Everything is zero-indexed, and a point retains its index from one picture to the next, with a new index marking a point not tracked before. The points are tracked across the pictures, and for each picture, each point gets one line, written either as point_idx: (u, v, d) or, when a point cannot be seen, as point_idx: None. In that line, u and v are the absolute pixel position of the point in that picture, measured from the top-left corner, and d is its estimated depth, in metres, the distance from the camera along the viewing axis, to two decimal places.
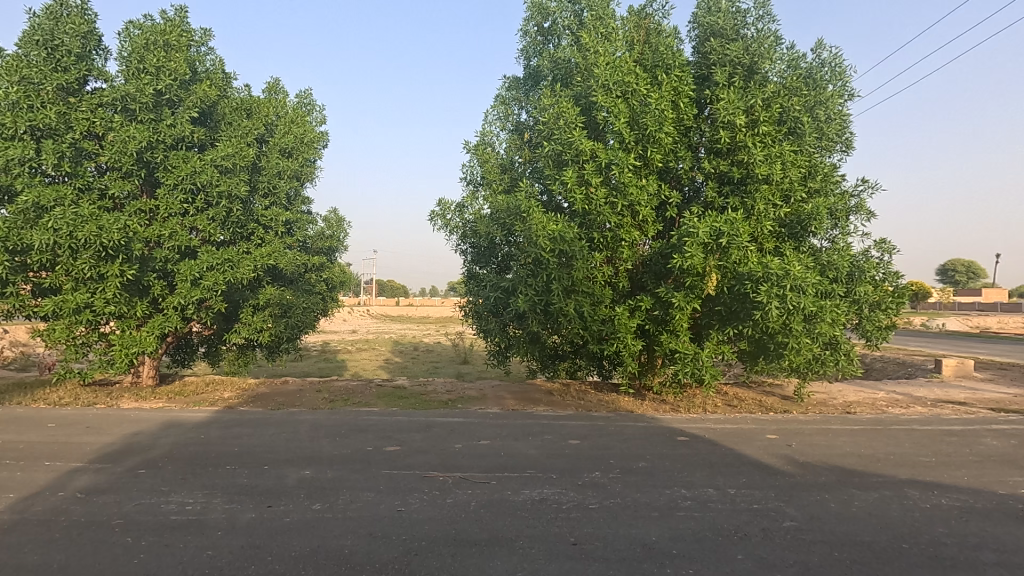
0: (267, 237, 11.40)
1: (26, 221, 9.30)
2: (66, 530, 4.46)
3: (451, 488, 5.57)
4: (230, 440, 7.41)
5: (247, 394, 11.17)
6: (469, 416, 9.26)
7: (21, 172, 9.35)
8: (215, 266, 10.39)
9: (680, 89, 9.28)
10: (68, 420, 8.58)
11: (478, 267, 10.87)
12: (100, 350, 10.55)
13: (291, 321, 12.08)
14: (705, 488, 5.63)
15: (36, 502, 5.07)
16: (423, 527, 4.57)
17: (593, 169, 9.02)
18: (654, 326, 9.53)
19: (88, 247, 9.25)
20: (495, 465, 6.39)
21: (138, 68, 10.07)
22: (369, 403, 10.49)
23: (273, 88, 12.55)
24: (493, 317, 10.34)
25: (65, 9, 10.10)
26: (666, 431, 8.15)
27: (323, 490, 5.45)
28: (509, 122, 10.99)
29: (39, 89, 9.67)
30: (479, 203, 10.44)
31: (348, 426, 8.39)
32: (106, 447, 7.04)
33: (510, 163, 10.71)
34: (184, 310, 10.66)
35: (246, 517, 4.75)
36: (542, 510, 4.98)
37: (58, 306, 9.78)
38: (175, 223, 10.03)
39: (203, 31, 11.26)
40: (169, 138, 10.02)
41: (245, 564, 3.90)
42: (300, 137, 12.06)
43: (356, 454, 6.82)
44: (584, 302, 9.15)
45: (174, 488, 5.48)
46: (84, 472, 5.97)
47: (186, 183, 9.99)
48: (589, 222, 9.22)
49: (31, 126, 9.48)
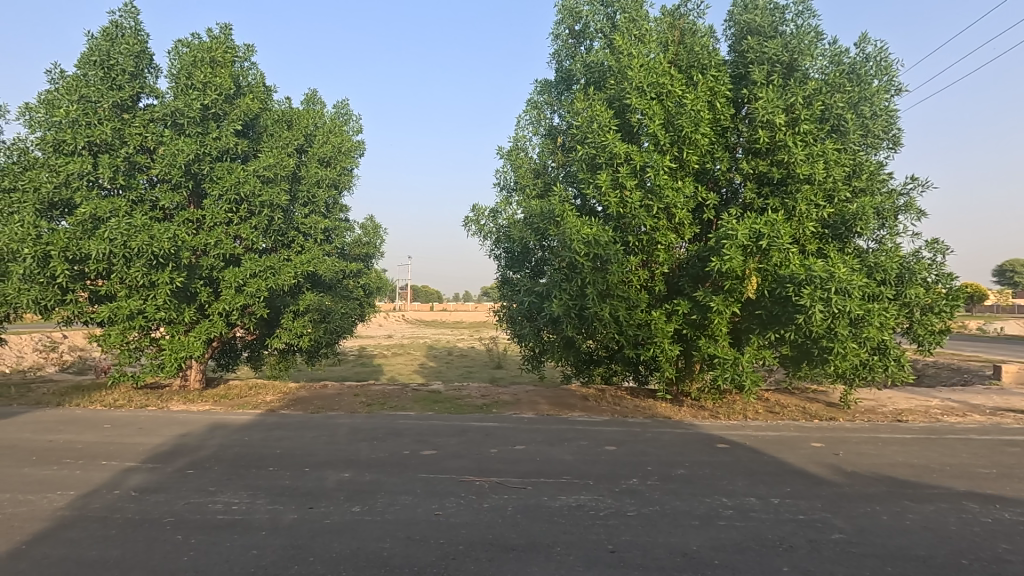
0: (307, 245, 11.70)
1: (83, 231, 9.81)
2: (121, 527, 4.65)
3: (487, 493, 5.58)
4: (272, 442, 7.62)
5: (288, 398, 11.47)
6: (504, 420, 9.30)
7: (80, 186, 9.93)
8: (258, 274, 10.69)
9: (717, 89, 9.09)
10: (122, 421, 8.97)
11: (512, 272, 10.86)
12: (151, 354, 11.01)
13: (331, 326, 12.39)
14: (747, 496, 5.48)
15: (94, 500, 5.32)
16: (461, 531, 4.59)
17: (627, 172, 8.92)
18: (692, 331, 9.34)
19: (141, 256, 9.68)
20: (530, 471, 6.36)
21: (186, 84, 10.52)
22: (405, 407, 10.63)
23: (310, 99, 13.01)
24: (527, 322, 10.28)
25: (121, 30, 10.67)
26: (705, 438, 7.98)
27: (361, 493, 5.53)
28: (541, 126, 10.96)
29: (96, 107, 10.18)
30: (513, 208, 10.48)
31: (384, 429, 8.51)
32: (156, 447, 7.33)
33: (543, 168, 10.74)
34: (229, 316, 11.04)
35: (289, 518, 4.87)
36: (579, 517, 4.93)
37: (112, 314, 10.23)
38: (220, 232, 10.40)
39: (246, 45, 11.71)
40: (214, 150, 10.45)
41: (288, 563, 3.98)
42: (337, 147, 12.44)
43: (393, 458, 6.90)
44: (619, 306, 9.06)
45: (220, 488, 5.67)
46: (137, 472, 6.24)
47: (231, 194, 10.40)
48: (624, 226, 9.12)
49: (88, 142, 10.01)
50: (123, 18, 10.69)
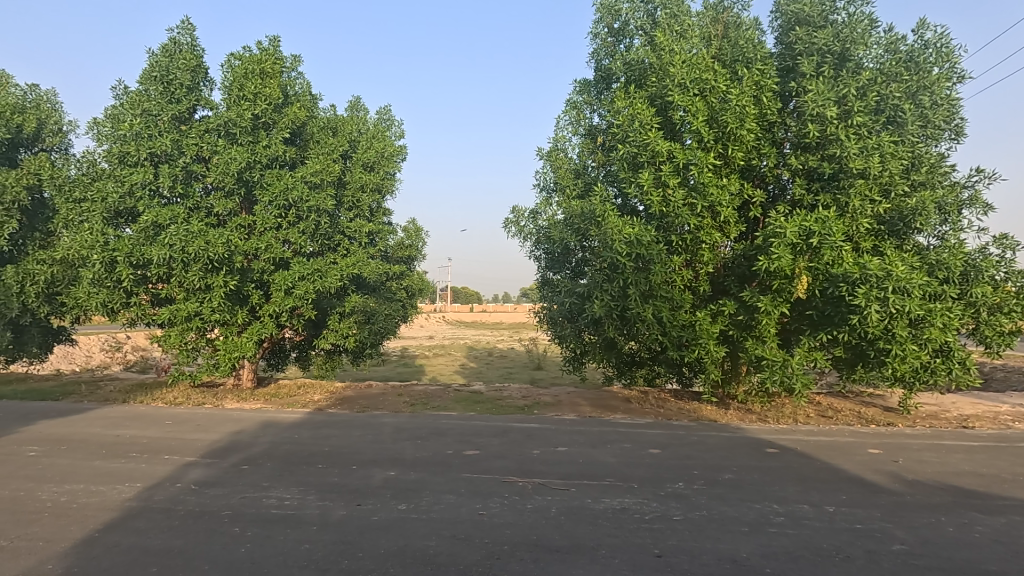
0: (352, 248, 12.00)
1: (146, 238, 10.37)
2: (183, 519, 4.90)
3: (530, 494, 5.59)
4: (321, 440, 7.86)
5: (335, 397, 11.79)
6: (545, 422, 9.29)
7: (142, 195, 10.51)
8: (306, 276, 11.04)
9: (763, 83, 8.83)
10: (181, 418, 9.45)
11: (552, 273, 10.84)
12: (207, 354, 11.52)
13: (375, 327, 12.66)
14: (799, 504, 5.29)
15: (158, 492, 5.63)
16: (505, 531, 4.61)
17: (670, 170, 8.76)
18: (738, 332, 9.11)
19: (198, 261, 10.17)
20: (573, 473, 6.34)
21: (238, 96, 10.98)
22: (447, 407, 10.76)
23: (354, 106, 13.36)
24: (568, 323, 10.22)
25: (178, 46, 11.23)
26: (753, 443, 7.75)
27: (406, 491, 5.64)
28: (581, 126, 10.87)
29: (157, 120, 10.75)
30: (553, 209, 10.47)
31: (428, 429, 8.65)
32: (213, 443, 7.68)
33: (583, 168, 10.67)
34: (279, 318, 11.44)
35: (338, 513, 5.01)
36: (624, 520, 4.87)
37: (172, 316, 10.77)
38: (270, 237, 10.80)
39: (293, 56, 12.13)
40: (264, 158, 10.87)
41: (338, 558, 4.10)
42: (380, 152, 12.71)
43: (436, 457, 7.01)
44: (662, 307, 8.92)
45: (273, 483, 5.89)
46: (197, 466, 6.55)
47: (280, 200, 10.79)
48: (667, 225, 8.96)
49: (150, 153, 10.59)
50: (180, 35, 11.26)
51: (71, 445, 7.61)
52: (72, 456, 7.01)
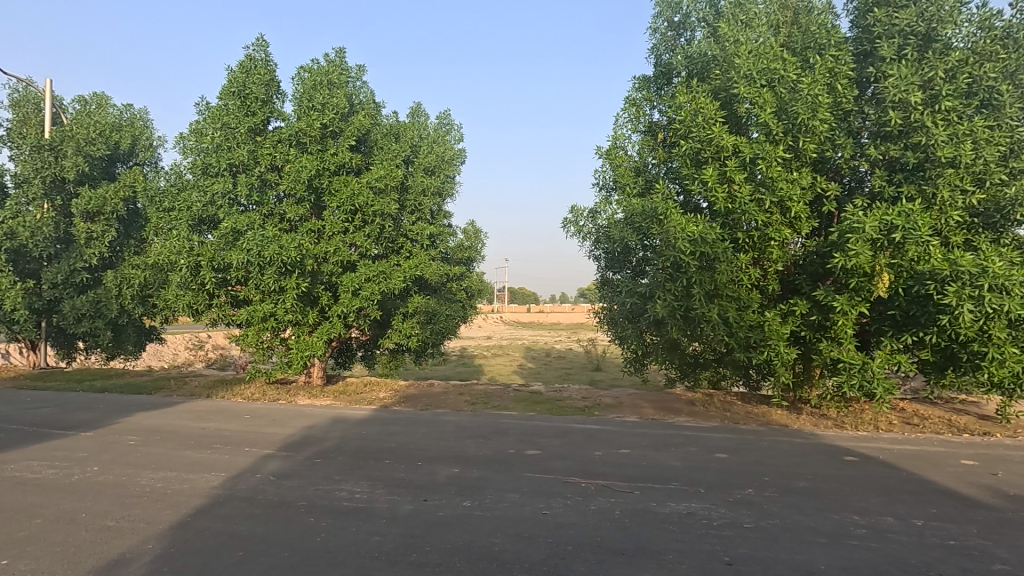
0: (414, 250, 12.31)
1: (226, 243, 11.08)
2: (264, 507, 5.20)
3: (593, 495, 5.55)
4: (387, 437, 8.13)
5: (400, 395, 12.14)
6: (607, 423, 9.18)
7: (223, 203, 11.24)
8: (372, 278, 11.43)
9: (838, 70, 8.37)
10: (259, 413, 10.03)
11: (612, 273, 10.70)
12: (281, 353, 12.16)
13: (437, 328, 12.94)
14: (882, 516, 4.97)
15: (241, 481, 6.00)
16: (569, 532, 4.60)
17: (736, 165, 8.46)
18: (811, 333, 8.66)
19: (273, 264, 10.76)
20: (636, 476, 6.23)
21: (307, 106, 11.53)
22: (507, 407, 10.85)
23: (415, 112, 13.73)
24: (629, 323, 10.05)
25: (254, 62, 11.93)
26: (830, 450, 7.34)
27: (470, 489, 5.74)
28: (640, 123, 10.64)
29: (235, 133, 11.46)
30: (613, 208, 10.33)
31: (489, 428, 8.76)
32: (288, 437, 8.11)
33: (643, 166, 10.48)
34: (346, 318, 11.91)
35: (405, 508, 5.17)
36: (690, 526, 4.74)
37: (250, 317, 11.45)
38: (338, 241, 11.25)
39: (358, 66, 12.62)
40: (332, 165, 11.36)
41: (407, 551, 4.23)
42: (441, 156, 12.97)
43: (498, 456, 7.08)
44: (728, 307, 8.60)
45: (344, 477, 6.15)
46: (274, 458, 6.94)
47: (347, 205, 11.24)
48: (732, 222, 8.65)
49: (230, 164, 11.30)
50: (256, 52, 11.96)
51: (163, 436, 8.26)
52: (165, 446, 7.60)
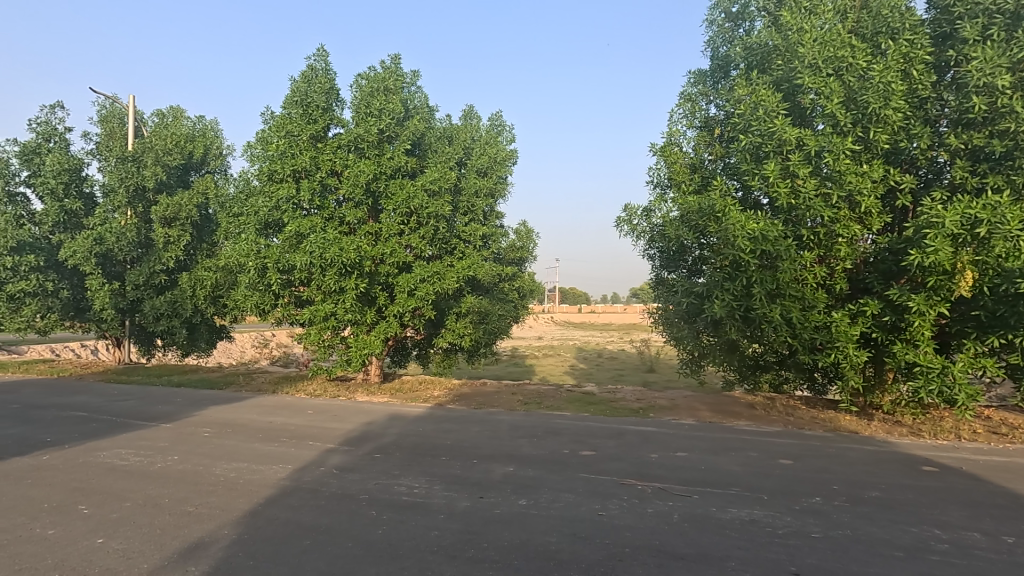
0: (468, 251, 12.49)
1: (290, 246, 11.60)
2: (328, 499, 5.42)
3: (650, 498, 5.46)
4: (442, 434, 8.29)
5: (454, 394, 12.34)
6: (662, 425, 9.01)
7: (287, 208, 11.78)
8: (427, 279, 11.66)
9: (913, 55, 7.88)
10: (321, 409, 10.44)
11: (667, 272, 10.48)
12: (340, 351, 12.61)
13: (489, 327, 13.07)
14: (966, 531, 4.64)
15: (306, 473, 6.28)
16: (626, 534, 4.55)
17: (800, 159, 8.10)
18: (884, 335, 8.19)
19: (333, 266, 11.18)
20: (695, 480, 6.08)
21: (365, 113, 11.92)
22: (560, 407, 10.83)
23: (468, 114, 13.92)
24: (685, 324, 9.80)
25: (315, 72, 12.44)
26: (905, 459, 6.91)
27: (526, 487, 5.77)
28: (696, 118, 10.36)
29: (297, 140, 11.98)
30: (667, 206, 10.11)
31: (542, 428, 8.78)
32: (349, 432, 8.41)
33: (699, 162, 10.21)
34: (402, 317, 12.22)
35: (462, 504, 5.26)
36: (753, 533, 4.59)
37: (312, 316, 11.94)
38: (394, 243, 11.49)
39: (413, 71, 12.93)
40: (389, 169, 11.70)
41: (465, 546, 4.30)
42: (493, 157, 13.09)
43: (552, 456, 7.08)
44: (792, 307, 8.23)
45: (402, 472, 6.32)
46: (336, 452, 7.21)
47: (403, 207, 11.52)
48: (796, 219, 8.29)
49: (293, 170, 11.82)
50: (316, 62, 12.46)
51: (234, 428, 8.74)
52: (237, 438, 8.05)
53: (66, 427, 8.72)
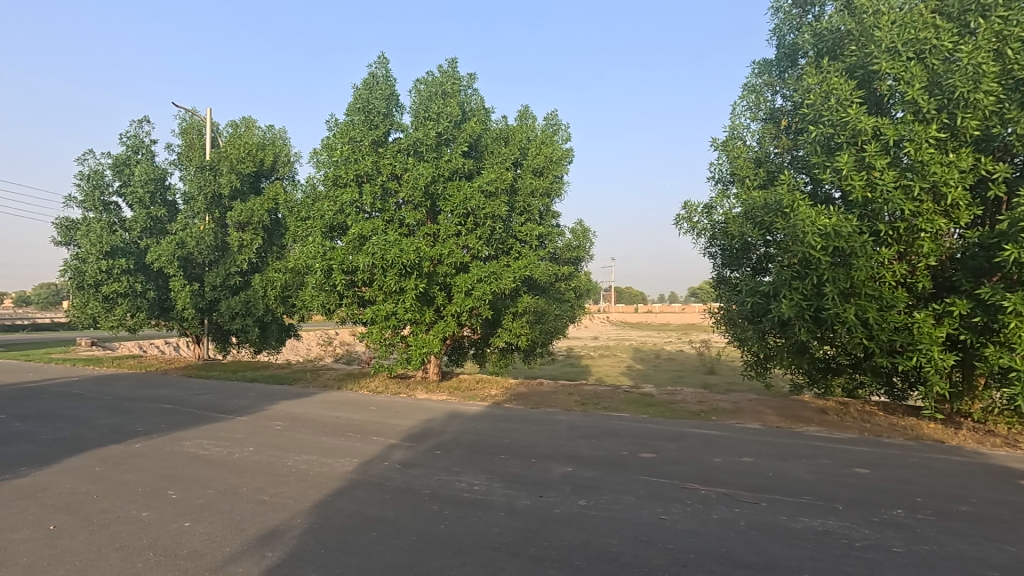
0: (524, 251, 12.54)
1: (353, 248, 12.03)
2: (392, 493, 5.59)
3: (715, 503, 5.30)
4: (501, 433, 8.37)
5: (510, 393, 12.42)
6: (726, 429, 8.72)
7: (351, 211, 12.23)
8: (484, 279, 11.80)
9: (1007, 32, 7.26)
10: (383, 405, 10.78)
11: (730, 270, 10.13)
12: (401, 350, 12.98)
13: (545, 327, 13.07)
14: None
15: (371, 467, 6.50)
16: (690, 539, 4.44)
17: (877, 149, 7.65)
18: (974, 337, 7.59)
19: (394, 267, 11.50)
20: (762, 486, 5.85)
21: (424, 117, 12.21)
22: (618, 408, 10.69)
23: (523, 115, 13.98)
24: (750, 325, 9.43)
25: (376, 79, 12.85)
26: (1000, 472, 6.37)
27: (586, 488, 5.73)
28: (761, 110, 9.96)
29: (360, 146, 12.43)
30: (730, 202, 9.78)
31: (601, 429, 8.69)
32: (410, 429, 8.64)
33: (764, 156, 9.81)
34: (460, 317, 12.41)
35: (522, 502, 5.29)
36: (828, 544, 4.36)
37: (374, 316, 12.35)
38: (452, 244, 11.71)
39: (469, 74, 13.12)
40: (447, 171, 11.93)
41: (526, 544, 4.32)
42: (549, 157, 13.03)
43: (612, 458, 7.00)
44: (869, 306, 7.75)
45: (462, 469, 6.43)
46: (399, 448, 7.43)
47: (460, 208, 11.71)
48: (872, 213, 7.82)
49: (356, 175, 12.26)
50: (377, 69, 12.87)
51: (304, 423, 9.17)
52: (306, 432, 8.44)
53: (155, 418, 9.43)
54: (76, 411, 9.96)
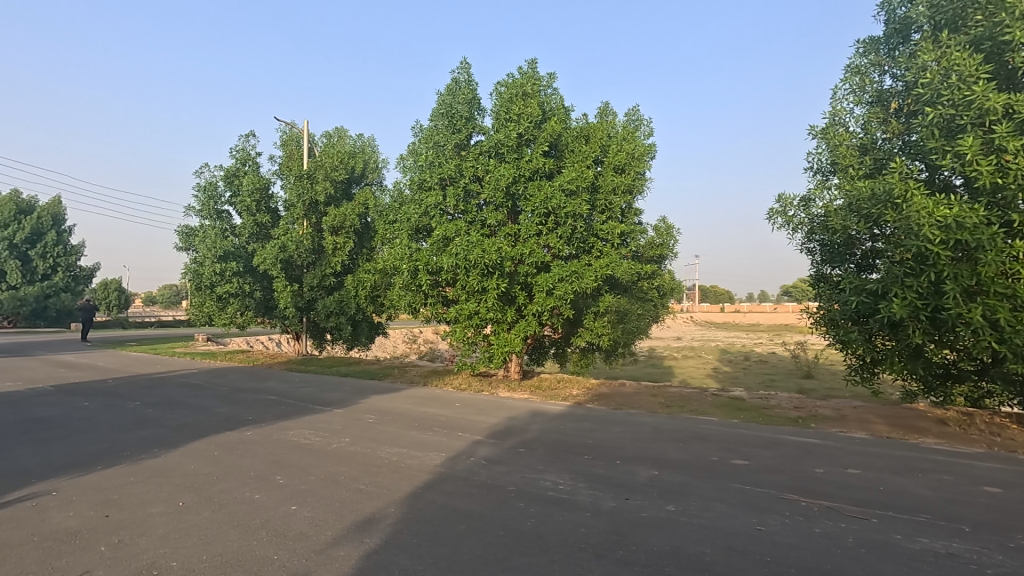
0: (605, 250, 12.36)
1: (438, 249, 12.41)
2: (478, 488, 5.72)
3: (817, 517, 4.95)
4: (584, 433, 8.31)
5: (592, 393, 12.30)
6: (827, 438, 8.12)
7: (435, 214, 12.64)
8: (565, 278, 11.74)
9: None
10: (467, 402, 11.04)
11: (831, 268, 9.42)
12: (483, 348, 13.24)
13: (628, 327, 12.80)
14: None
15: (458, 462, 6.69)
16: (790, 553, 4.18)
17: (1009, 130, 6.83)
18: None
19: (477, 267, 11.76)
20: (871, 501, 5.39)
21: (505, 118, 12.37)
22: (706, 411, 10.27)
23: (604, 112, 13.79)
24: (854, 326, 8.72)
25: (459, 84, 13.18)
26: None
27: (674, 493, 5.56)
28: (867, 93, 9.17)
29: (444, 150, 12.82)
30: (831, 194, 9.09)
31: (688, 433, 8.40)
32: (494, 426, 8.80)
33: (871, 143, 9.04)
34: (541, 316, 12.44)
35: (608, 504, 5.22)
36: (953, 568, 3.94)
37: (457, 315, 12.69)
38: (533, 244, 11.78)
39: (549, 74, 13.13)
40: (527, 171, 12.02)
41: (614, 547, 4.27)
42: (631, 153, 12.83)
43: (701, 463, 6.74)
44: (999, 306, 6.92)
45: (547, 468, 6.46)
46: (484, 444, 7.58)
47: (541, 208, 11.76)
48: (1003, 201, 6.98)
49: (440, 178, 12.66)
50: (460, 74, 13.20)
51: (394, 417, 9.60)
52: (396, 426, 8.83)
53: (263, 408, 10.26)
54: (197, 400, 11.05)
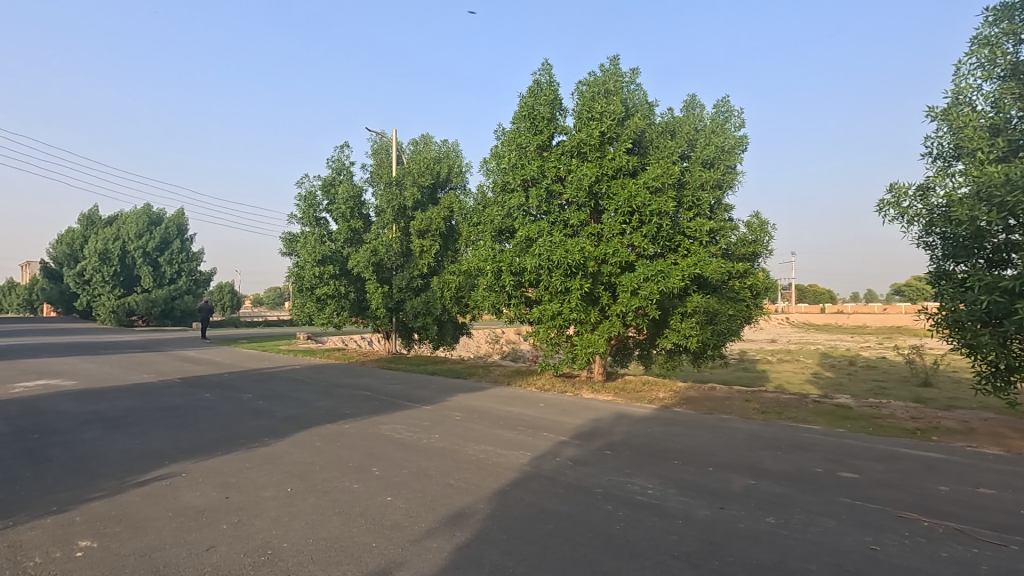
0: (693, 248, 11.87)
1: (520, 250, 12.51)
2: (565, 488, 5.70)
3: (943, 539, 4.47)
4: (672, 437, 8.04)
5: (680, 396, 11.88)
6: (953, 452, 7.29)
7: (518, 215, 12.76)
8: (650, 278, 11.39)
9: None
10: (550, 402, 11.06)
11: (955, 264, 8.45)
12: (566, 348, 13.19)
13: (718, 328, 12.23)
14: None
15: (544, 462, 6.71)
16: None
17: None
18: None
19: (560, 268, 11.73)
20: (1010, 526, 4.77)
21: (587, 117, 12.21)
22: (807, 419, 9.59)
23: (690, 104, 13.29)
24: (986, 329, 7.76)
25: (540, 86, 13.21)
26: None
27: (773, 504, 5.24)
28: (999, 66, 8.12)
29: (526, 151, 12.93)
30: (955, 182, 8.16)
31: (787, 441, 7.88)
32: (578, 427, 8.73)
33: (1004, 122, 8.02)
34: (625, 317, 12.17)
35: (701, 512, 5.02)
36: None
37: (540, 315, 12.72)
38: (617, 243, 11.56)
39: (632, 69, 12.86)
40: (610, 169, 11.80)
41: (709, 557, 4.09)
42: (719, 146, 12.55)
43: (803, 474, 6.30)
44: None
45: (634, 471, 6.32)
46: (569, 445, 7.55)
47: (625, 207, 11.51)
48: None
49: (522, 179, 12.78)
50: (541, 76, 13.23)
51: (480, 415, 9.79)
52: (482, 424, 9.01)
53: (358, 403, 10.85)
54: (301, 394, 11.89)
